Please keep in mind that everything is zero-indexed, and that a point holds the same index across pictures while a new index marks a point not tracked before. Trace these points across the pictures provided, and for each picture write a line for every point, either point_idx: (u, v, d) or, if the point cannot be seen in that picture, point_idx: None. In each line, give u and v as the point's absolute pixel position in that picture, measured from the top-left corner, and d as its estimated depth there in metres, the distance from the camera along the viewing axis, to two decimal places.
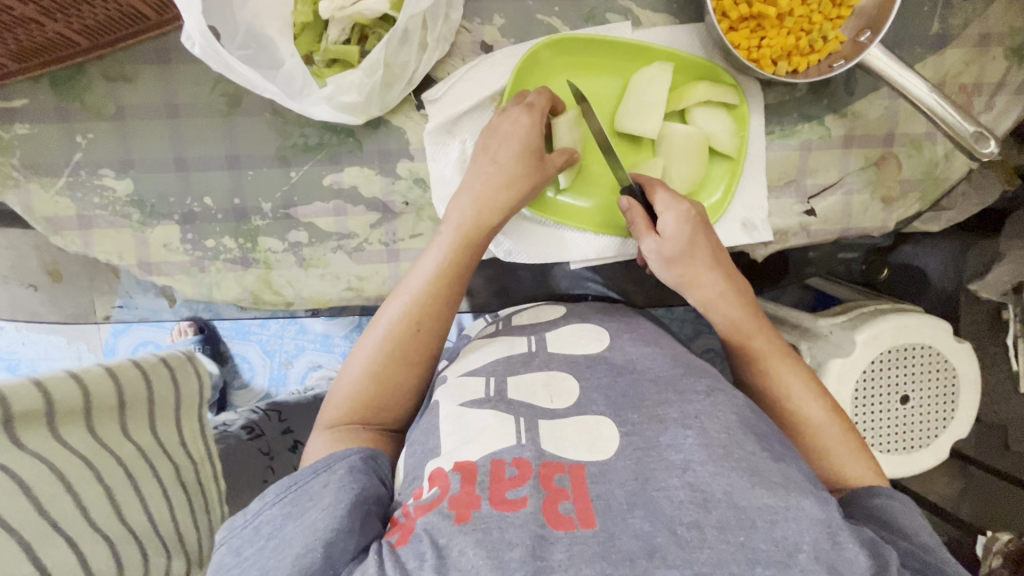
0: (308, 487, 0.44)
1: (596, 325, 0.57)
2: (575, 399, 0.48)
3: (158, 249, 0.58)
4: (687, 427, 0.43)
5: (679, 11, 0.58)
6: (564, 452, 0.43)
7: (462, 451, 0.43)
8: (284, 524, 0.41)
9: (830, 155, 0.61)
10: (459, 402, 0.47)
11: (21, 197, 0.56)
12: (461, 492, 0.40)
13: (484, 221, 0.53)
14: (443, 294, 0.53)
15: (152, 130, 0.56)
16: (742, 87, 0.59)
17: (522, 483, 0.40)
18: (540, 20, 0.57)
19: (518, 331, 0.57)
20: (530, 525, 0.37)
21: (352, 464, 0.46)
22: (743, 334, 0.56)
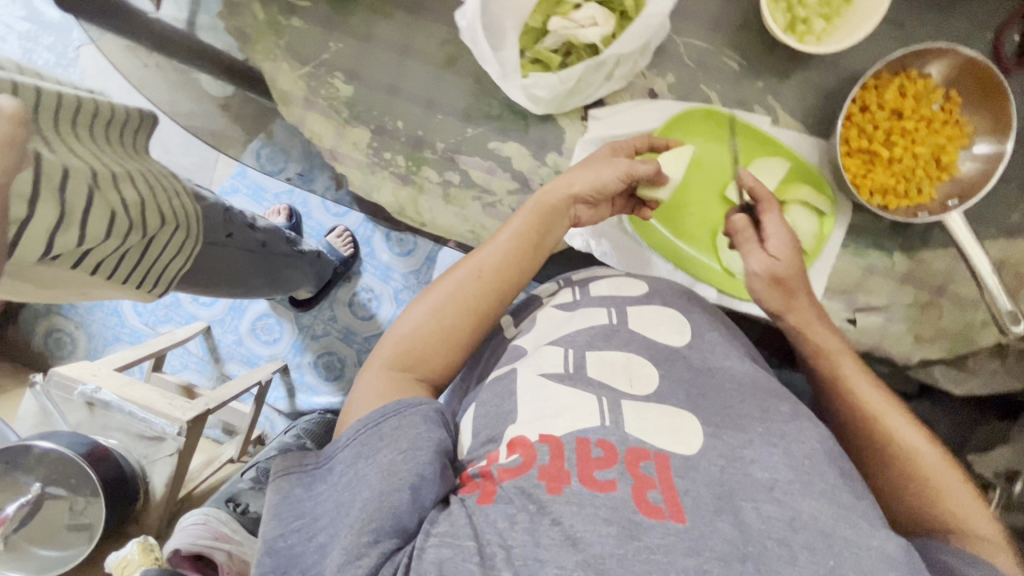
0: (379, 426, 0.50)
1: (681, 316, 0.67)
2: (654, 386, 0.57)
3: (348, 145, 0.73)
4: (773, 445, 0.51)
5: (813, 125, 0.70)
6: (648, 437, 0.50)
7: (543, 425, 0.51)
8: (360, 462, 0.48)
9: (887, 282, 0.73)
10: (539, 372, 0.57)
11: (273, 69, 0.72)
12: (547, 464, 0.47)
13: (550, 202, 0.65)
14: (508, 260, 0.65)
15: (384, 58, 0.72)
16: (836, 201, 0.71)
17: (610, 466, 0.47)
18: (701, 89, 0.70)
19: (597, 302, 0.68)
20: (622, 508, 0.44)
21: (426, 413, 0.53)
22: (833, 354, 0.66)
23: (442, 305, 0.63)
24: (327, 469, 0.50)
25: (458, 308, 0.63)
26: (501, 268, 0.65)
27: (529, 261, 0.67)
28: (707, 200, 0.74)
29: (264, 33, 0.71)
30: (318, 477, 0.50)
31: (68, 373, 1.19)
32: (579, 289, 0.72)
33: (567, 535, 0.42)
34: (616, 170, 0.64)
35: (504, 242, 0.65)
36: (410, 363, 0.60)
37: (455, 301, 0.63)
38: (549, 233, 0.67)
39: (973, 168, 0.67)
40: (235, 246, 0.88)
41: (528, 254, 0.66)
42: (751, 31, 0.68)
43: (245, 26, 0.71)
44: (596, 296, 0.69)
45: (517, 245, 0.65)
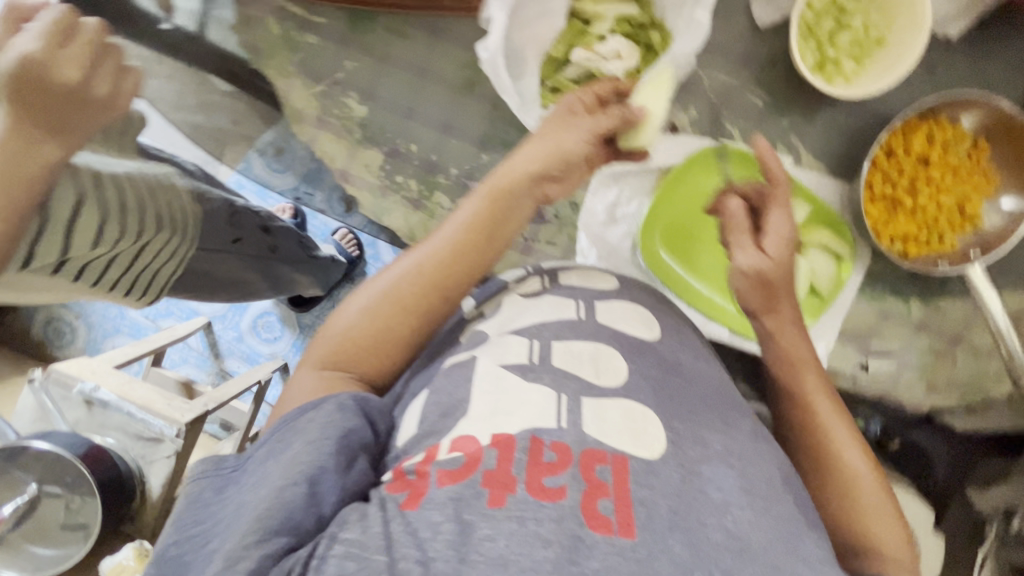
0: (294, 421, 0.45)
1: (649, 312, 0.61)
2: (623, 379, 0.51)
3: (360, 166, 0.72)
4: (728, 464, 0.46)
5: (834, 167, 0.69)
6: (606, 438, 0.44)
7: (499, 424, 0.44)
8: (268, 459, 0.43)
9: (901, 329, 0.71)
10: (500, 363, 0.51)
11: (287, 86, 0.71)
12: (495, 467, 0.40)
13: (514, 177, 0.54)
14: (462, 244, 0.53)
15: (400, 79, 0.69)
16: (855, 247, 0.69)
17: (561, 471, 0.40)
18: (723, 127, 0.69)
19: (566, 294, 0.61)
20: (569, 521, 0.37)
21: (342, 402, 0.47)
22: (799, 365, 0.59)
23: (376, 303, 0.53)
24: (240, 467, 0.44)
25: (396, 307, 0.52)
26: (454, 263, 0.53)
27: (479, 249, 0.54)
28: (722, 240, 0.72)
29: (278, 48, 0.69)
30: (231, 482, 0.43)
31: (68, 371, 1.18)
32: (548, 275, 0.64)
33: (499, 556, 0.35)
34: (580, 136, 0.55)
35: (452, 230, 0.54)
36: (342, 362, 0.52)
37: (389, 299, 0.53)
38: (508, 219, 0.55)
39: (999, 222, 0.65)
40: (240, 252, 0.80)
41: (479, 244, 0.54)
42: (777, 69, 0.67)
43: (257, 41, 0.69)
44: (566, 284, 0.62)
45: (466, 233, 0.53)
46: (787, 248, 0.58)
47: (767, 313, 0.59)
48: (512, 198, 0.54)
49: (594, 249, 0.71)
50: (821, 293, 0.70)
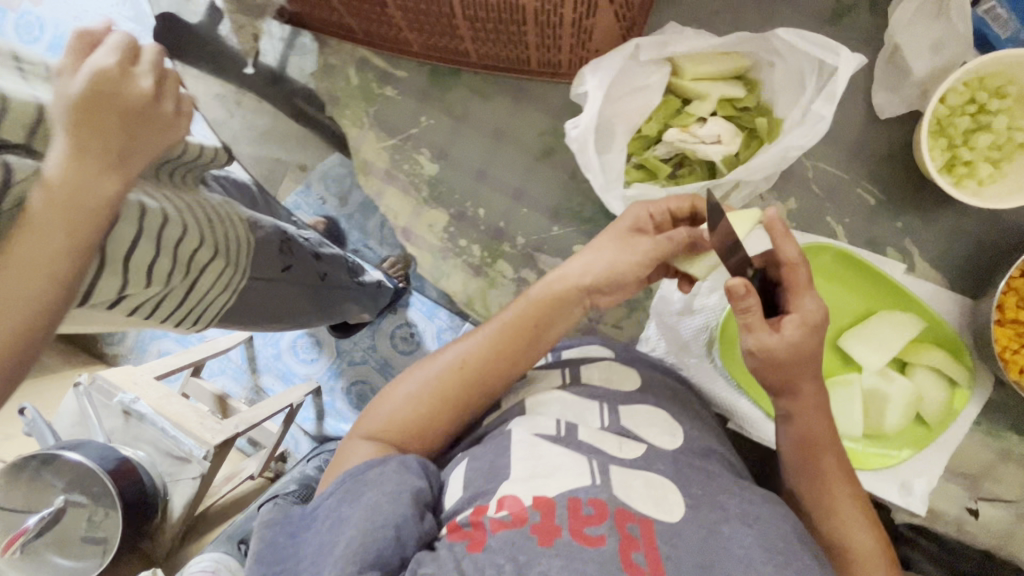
0: (364, 475, 0.40)
1: (672, 413, 0.48)
2: (642, 449, 0.43)
3: (424, 226, 0.68)
4: (749, 524, 0.38)
5: (954, 280, 0.60)
6: (635, 502, 0.38)
7: (536, 486, 0.38)
8: (344, 504, 0.38)
9: (1021, 474, 0.61)
10: (533, 432, 0.43)
11: (359, 137, 0.68)
12: (540, 520, 0.36)
13: (564, 289, 0.49)
14: (517, 345, 0.49)
15: (476, 140, 0.66)
16: (976, 373, 0.60)
17: (602, 522, 0.36)
18: (828, 222, 0.62)
19: (588, 395, 0.48)
20: (610, 567, 0.34)
21: (407, 462, 0.42)
22: (816, 450, 0.49)
23: (413, 399, 0.47)
24: (312, 515, 0.39)
25: (433, 405, 0.47)
26: (494, 367, 0.48)
27: (528, 354, 0.49)
28: None
29: (355, 99, 0.68)
30: (304, 528, 0.39)
31: (113, 379, 1.17)
32: (569, 369, 0.51)
33: None
34: (637, 258, 0.49)
35: (493, 331, 0.49)
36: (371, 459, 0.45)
37: (427, 395, 0.47)
38: (554, 329, 0.50)
39: None
40: (313, 278, 0.71)
41: (523, 350, 0.49)
42: (895, 165, 0.60)
43: (336, 91, 0.68)
44: (586, 388, 0.48)
45: (507, 336, 0.48)
46: (812, 333, 0.45)
47: (788, 395, 0.48)
48: (565, 306, 0.49)
49: (663, 340, 0.65)
50: (927, 421, 0.61)
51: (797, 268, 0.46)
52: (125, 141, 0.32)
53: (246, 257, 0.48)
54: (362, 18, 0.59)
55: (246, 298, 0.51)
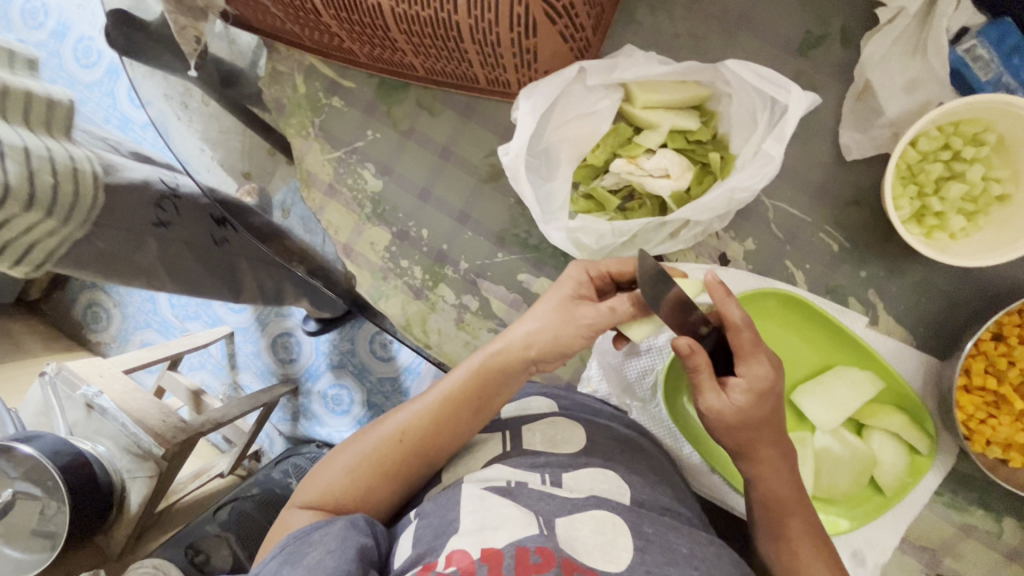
0: (307, 535, 0.42)
1: (616, 475, 0.47)
2: (596, 497, 0.44)
3: (365, 245, 0.64)
4: (697, 566, 0.40)
5: (919, 336, 0.56)
6: (578, 552, 0.38)
7: (484, 537, 0.38)
8: (286, 568, 0.39)
9: (985, 552, 0.56)
10: (481, 486, 0.44)
11: (303, 147, 0.64)
12: (485, 573, 0.35)
13: (503, 361, 0.48)
14: (455, 414, 0.48)
15: (422, 158, 0.63)
16: (937, 441, 0.55)
17: (546, 570, 0.36)
18: (786, 266, 0.57)
19: (528, 465, 0.47)
20: None
21: (353, 520, 0.43)
22: (780, 513, 0.47)
23: (357, 463, 0.48)
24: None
25: (377, 470, 0.48)
26: (433, 437, 0.48)
27: (470, 422, 0.49)
28: None
29: (300, 107, 0.64)
30: None
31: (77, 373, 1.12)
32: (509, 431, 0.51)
33: None
34: (575, 332, 0.47)
35: (432, 401, 0.48)
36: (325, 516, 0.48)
37: (370, 461, 0.48)
38: (496, 400, 0.49)
39: None
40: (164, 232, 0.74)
41: (463, 420, 0.48)
42: (862, 210, 0.55)
43: (283, 98, 0.64)
44: (528, 449, 0.48)
45: (445, 408, 0.48)
46: (761, 401, 0.44)
47: (743, 460, 0.46)
48: (504, 379, 0.48)
49: (605, 380, 0.61)
50: (882, 489, 0.56)
51: (738, 332, 0.44)
52: None
53: (95, 212, 0.65)
54: (302, 25, 0.57)
55: (90, 240, 0.69)
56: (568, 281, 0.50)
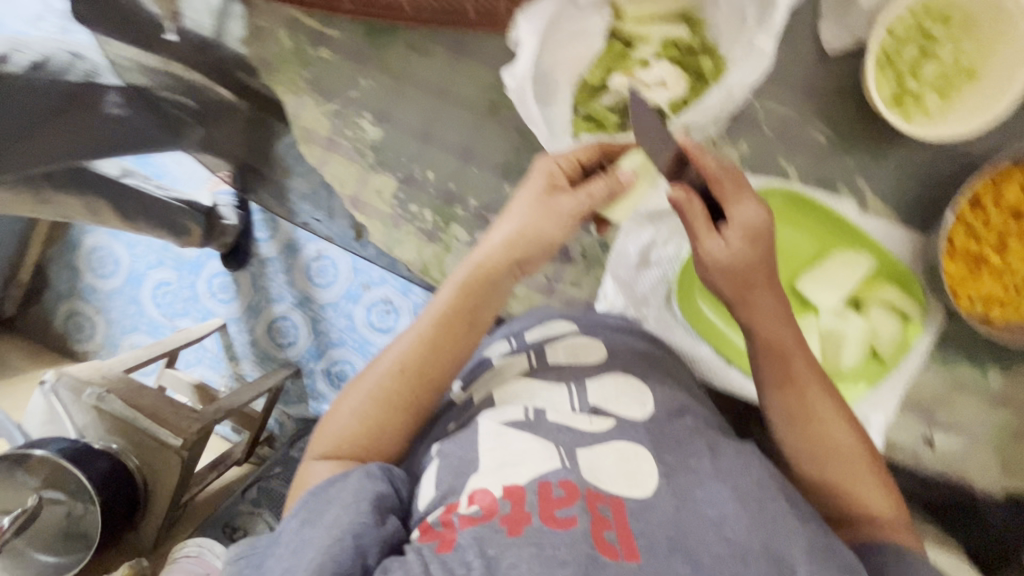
0: (323, 493, 0.40)
1: (644, 383, 0.49)
2: (614, 421, 0.45)
3: (372, 193, 0.67)
4: (721, 480, 0.41)
5: (906, 215, 0.60)
6: (601, 482, 0.40)
7: (507, 475, 0.39)
8: (303, 527, 0.39)
9: (976, 403, 0.62)
10: (501, 421, 0.44)
11: (296, 104, 0.66)
12: (509, 510, 0.37)
13: (485, 275, 0.48)
14: (448, 331, 0.48)
15: (419, 100, 0.64)
16: (928, 307, 0.61)
17: (571, 503, 0.37)
18: (779, 164, 0.61)
19: (554, 378, 0.49)
20: (582, 545, 0.34)
21: (369, 470, 0.43)
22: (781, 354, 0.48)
23: (364, 406, 0.46)
24: (271, 546, 0.39)
25: (387, 406, 0.46)
26: (434, 361, 0.47)
27: (464, 337, 0.48)
28: None
29: (289, 62, 0.64)
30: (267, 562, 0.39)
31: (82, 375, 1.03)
32: (534, 351, 0.53)
33: None
34: (558, 224, 0.48)
35: (425, 324, 0.48)
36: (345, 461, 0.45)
37: (376, 399, 0.46)
38: (487, 312, 0.49)
39: None
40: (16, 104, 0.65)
41: (460, 338, 0.48)
42: (846, 102, 0.59)
43: (269, 55, 0.64)
44: (551, 363, 0.51)
45: (440, 327, 0.48)
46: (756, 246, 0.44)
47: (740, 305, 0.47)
48: (492, 288, 0.48)
49: (621, 294, 0.64)
50: (882, 357, 0.62)
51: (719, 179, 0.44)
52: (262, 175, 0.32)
53: None
54: None
55: None
56: (541, 174, 0.50)
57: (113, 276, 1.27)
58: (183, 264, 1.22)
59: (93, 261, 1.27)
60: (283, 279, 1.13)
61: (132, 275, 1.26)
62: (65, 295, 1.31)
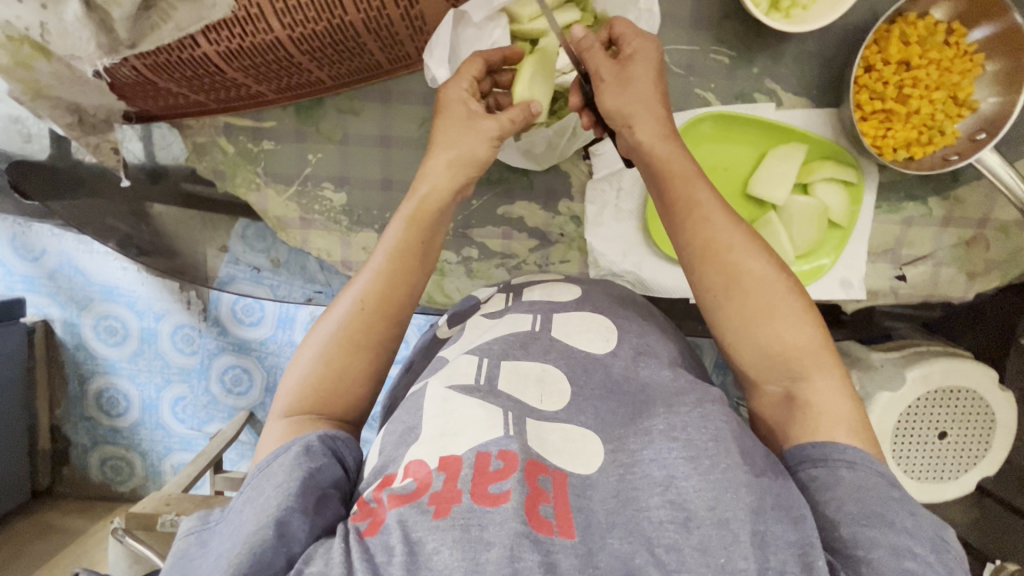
0: (265, 469, 0.44)
1: (607, 317, 0.57)
2: (566, 402, 0.48)
3: (359, 251, 0.72)
4: (672, 439, 0.43)
5: (817, 97, 0.68)
6: (549, 454, 0.42)
7: (444, 445, 0.42)
8: (245, 506, 0.42)
9: (927, 231, 0.71)
10: (447, 385, 0.47)
11: (261, 199, 0.70)
12: (441, 487, 0.39)
13: (424, 213, 0.56)
14: (403, 265, 0.55)
15: (368, 155, 0.69)
16: (862, 167, 0.68)
17: (506, 477, 0.39)
18: (697, 94, 0.67)
19: (525, 309, 0.58)
20: (511, 522, 0.36)
21: (309, 445, 0.46)
22: (693, 207, 0.55)
23: (328, 348, 0.52)
24: (223, 519, 0.44)
25: (344, 343, 0.52)
26: (391, 290, 0.54)
27: (416, 273, 0.56)
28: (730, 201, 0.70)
29: (239, 164, 0.69)
30: (214, 534, 0.43)
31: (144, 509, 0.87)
32: (512, 292, 0.63)
33: (446, 567, 0.34)
34: (484, 139, 0.56)
35: (380, 260, 0.55)
36: (311, 407, 0.51)
37: (338, 337, 0.52)
38: (434, 241, 0.57)
39: (995, 103, 0.65)
40: None
41: (412, 268, 0.55)
42: (733, 20, 0.65)
43: (218, 164, 0.69)
44: (526, 300, 0.60)
45: (391, 260, 0.55)
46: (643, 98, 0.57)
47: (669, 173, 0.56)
48: (433, 217, 0.57)
49: (608, 253, 0.71)
50: (839, 223, 0.69)
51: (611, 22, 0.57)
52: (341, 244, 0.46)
53: None
54: (205, 91, 0.59)
55: None
56: (454, 102, 0.57)
57: (129, 411, 1.07)
58: (189, 372, 1.03)
59: (102, 406, 1.07)
60: (289, 350, 1.00)
61: (144, 402, 1.06)
62: (88, 445, 1.09)
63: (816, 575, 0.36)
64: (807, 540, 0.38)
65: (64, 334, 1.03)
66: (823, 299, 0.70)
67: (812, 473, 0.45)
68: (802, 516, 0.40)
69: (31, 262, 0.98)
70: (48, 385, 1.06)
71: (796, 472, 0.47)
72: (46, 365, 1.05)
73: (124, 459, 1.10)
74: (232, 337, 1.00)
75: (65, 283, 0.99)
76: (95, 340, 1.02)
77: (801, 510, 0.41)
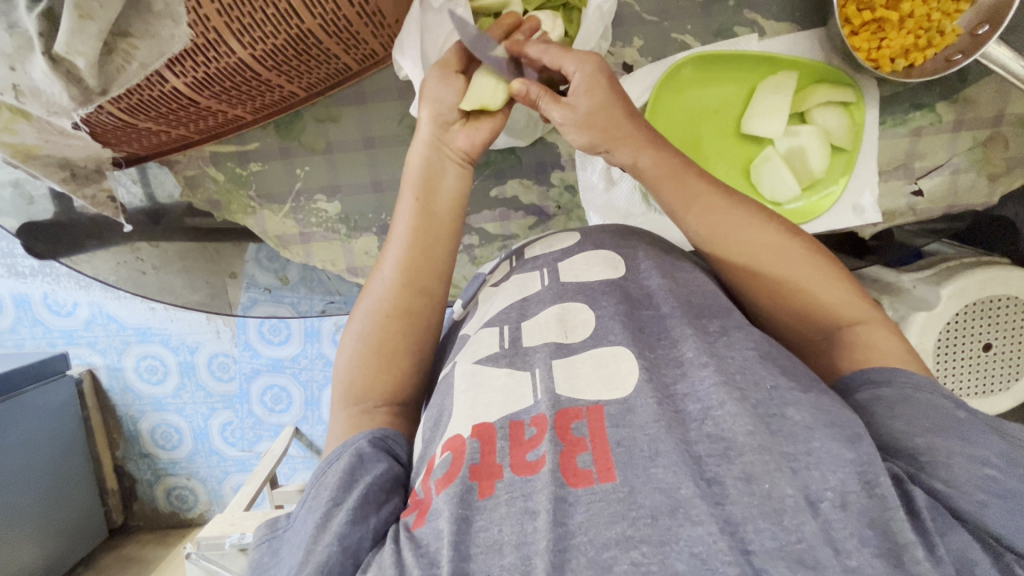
0: (322, 475, 0.46)
1: (611, 250, 0.54)
2: (591, 330, 0.47)
3: (362, 257, 0.73)
4: (704, 366, 0.42)
5: (800, 19, 0.65)
6: (580, 393, 0.42)
7: (478, 414, 0.42)
8: (308, 516, 0.43)
9: (939, 138, 0.68)
10: (473, 360, 0.47)
11: (259, 221, 0.72)
12: (479, 462, 0.39)
13: (425, 179, 0.55)
14: (417, 227, 0.54)
15: (354, 159, 0.69)
16: (859, 85, 0.65)
17: (540, 441, 0.39)
18: (675, 38, 0.65)
19: (529, 267, 0.56)
20: (550, 487, 0.36)
21: (361, 449, 0.47)
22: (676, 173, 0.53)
23: (364, 325, 0.53)
24: (290, 527, 0.45)
25: (382, 316, 0.53)
26: (419, 259, 0.54)
27: (431, 240, 0.54)
28: (723, 143, 0.68)
29: (231, 191, 0.71)
30: (284, 542, 0.44)
31: (211, 533, 0.89)
32: (515, 255, 0.60)
33: (495, 542, 0.35)
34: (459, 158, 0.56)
35: (400, 232, 0.54)
36: (365, 393, 0.51)
37: (377, 313, 0.53)
38: (439, 202, 0.55)
39: None
40: None
41: (427, 232, 0.54)
42: None
43: (212, 194, 0.71)
44: (529, 258, 0.57)
45: (412, 228, 0.54)
46: (600, 83, 0.51)
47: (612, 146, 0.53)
48: (437, 182, 0.55)
49: (606, 218, 0.69)
50: (843, 148, 0.67)
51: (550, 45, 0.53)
52: (371, 346, 0.52)
53: None
54: (183, 125, 0.60)
55: None
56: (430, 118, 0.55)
57: (182, 442, 1.10)
58: (231, 397, 1.06)
59: (157, 441, 1.11)
60: (321, 363, 1.02)
61: (195, 433, 1.09)
62: (153, 479, 1.14)
63: (879, 493, 0.35)
64: (866, 458, 0.37)
65: (109, 381, 1.07)
66: (837, 229, 0.68)
67: (878, 393, 0.45)
68: (858, 434, 0.38)
69: (66, 317, 1.02)
70: (104, 428, 1.11)
71: (854, 394, 0.47)
72: (98, 412, 1.10)
73: (186, 487, 1.14)
74: (264, 357, 1.02)
75: (101, 331, 1.03)
76: (138, 381, 1.07)
77: (857, 428, 0.39)
